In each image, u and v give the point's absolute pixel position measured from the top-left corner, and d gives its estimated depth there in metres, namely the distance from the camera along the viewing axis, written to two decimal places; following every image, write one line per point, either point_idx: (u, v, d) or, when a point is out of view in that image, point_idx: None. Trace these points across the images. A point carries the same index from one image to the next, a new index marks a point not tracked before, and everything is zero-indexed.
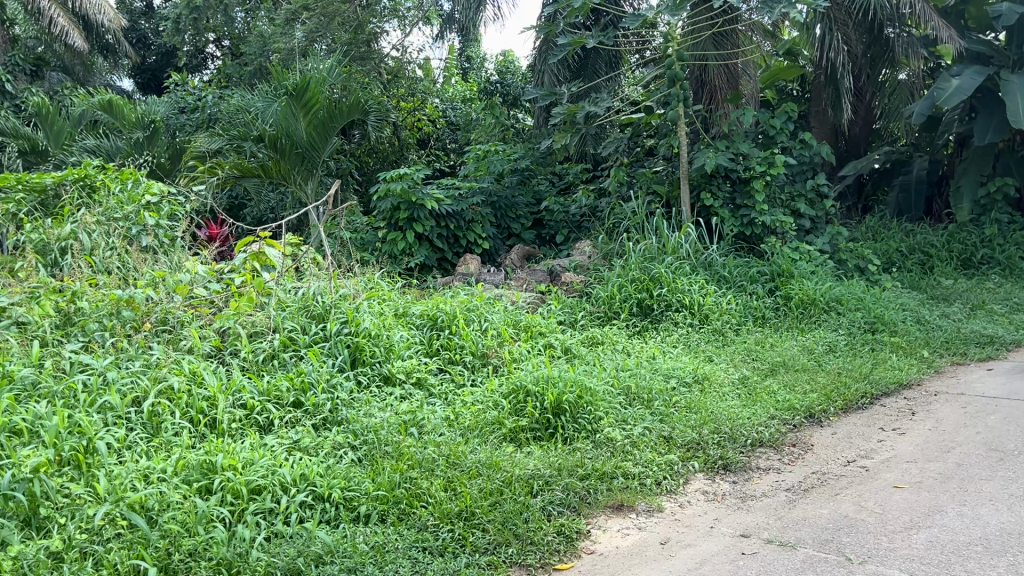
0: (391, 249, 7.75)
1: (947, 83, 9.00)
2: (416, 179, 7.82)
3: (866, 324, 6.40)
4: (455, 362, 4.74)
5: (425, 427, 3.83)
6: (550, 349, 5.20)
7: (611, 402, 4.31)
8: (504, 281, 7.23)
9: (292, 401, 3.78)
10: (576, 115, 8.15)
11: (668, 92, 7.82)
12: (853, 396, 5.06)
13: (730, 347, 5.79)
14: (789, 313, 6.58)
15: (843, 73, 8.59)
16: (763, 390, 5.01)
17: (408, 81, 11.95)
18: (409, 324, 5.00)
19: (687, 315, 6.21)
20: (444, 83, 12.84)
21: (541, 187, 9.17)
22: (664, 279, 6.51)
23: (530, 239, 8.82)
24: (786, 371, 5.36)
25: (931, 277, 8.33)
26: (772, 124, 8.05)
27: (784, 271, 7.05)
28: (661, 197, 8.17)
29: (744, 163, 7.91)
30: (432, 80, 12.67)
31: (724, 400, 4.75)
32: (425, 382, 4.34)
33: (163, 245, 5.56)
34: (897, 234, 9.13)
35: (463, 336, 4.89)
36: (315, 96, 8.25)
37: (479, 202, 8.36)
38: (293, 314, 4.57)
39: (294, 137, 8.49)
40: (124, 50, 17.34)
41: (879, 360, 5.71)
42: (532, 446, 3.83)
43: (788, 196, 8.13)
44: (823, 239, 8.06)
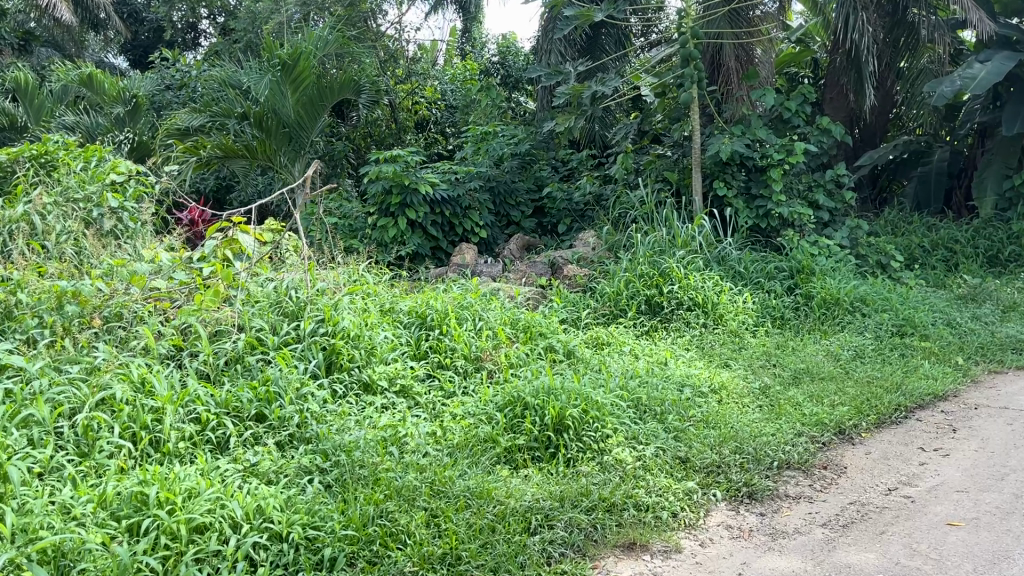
0: (381, 237, 7.24)
1: (973, 70, 8.39)
2: (409, 162, 7.28)
3: (894, 326, 5.89)
4: (444, 367, 4.24)
5: (407, 446, 3.33)
6: (551, 353, 4.69)
7: (620, 417, 3.81)
8: (501, 273, 6.73)
9: (254, 414, 3.28)
10: (582, 95, 7.62)
11: (680, 72, 7.26)
12: (885, 409, 4.58)
13: (748, 351, 5.29)
14: (810, 314, 6.08)
15: (867, 57, 8.04)
16: (787, 401, 4.53)
17: (405, 62, 11.58)
18: (395, 323, 4.50)
19: (699, 315, 5.71)
20: (444, 64, 12.34)
21: (543, 172, 8.63)
22: (676, 275, 5.99)
23: (530, 229, 8.30)
24: (812, 380, 4.87)
25: (957, 276, 7.81)
26: (791, 108, 7.52)
27: (804, 267, 6.53)
28: (671, 186, 7.66)
29: (760, 150, 7.38)
30: (431, 61, 12.18)
31: (745, 414, 4.27)
32: (410, 391, 3.85)
33: (127, 230, 5.05)
34: (919, 229, 8.62)
35: (455, 338, 4.38)
36: (305, 72, 7.75)
37: (476, 188, 7.83)
38: (263, 310, 4.07)
39: (281, 114, 7.95)
40: (115, 25, 16.81)
41: (911, 368, 5.21)
42: (531, 470, 3.35)
43: (805, 186, 7.61)
44: (843, 233, 7.53)
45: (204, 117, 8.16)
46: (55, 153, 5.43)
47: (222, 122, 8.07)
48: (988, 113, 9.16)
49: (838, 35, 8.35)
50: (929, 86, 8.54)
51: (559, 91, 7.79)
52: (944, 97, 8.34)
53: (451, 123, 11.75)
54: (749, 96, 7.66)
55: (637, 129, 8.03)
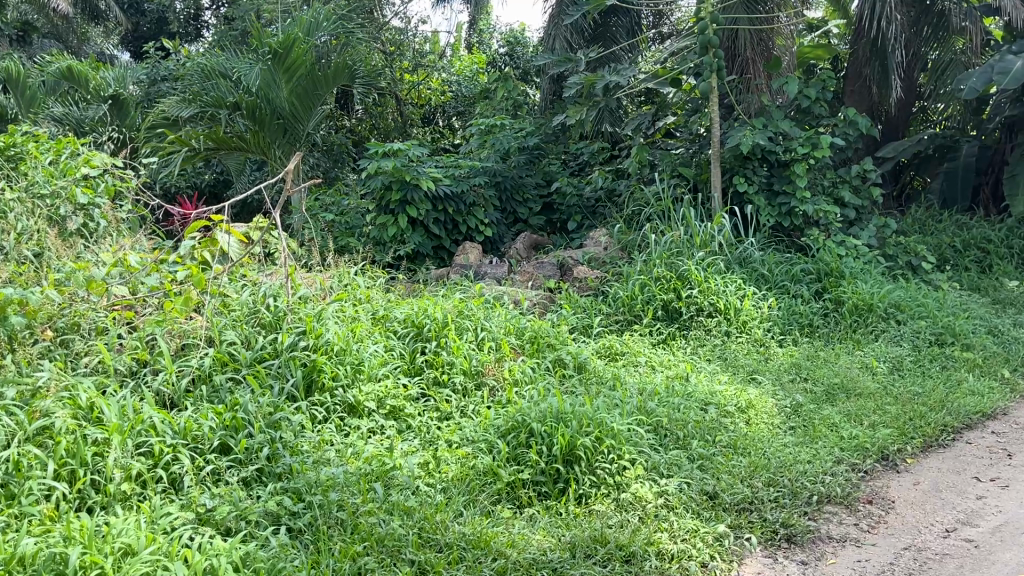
0: (379, 235, 6.77)
1: (1005, 62, 7.82)
2: (410, 156, 6.84)
3: (933, 335, 5.41)
4: (441, 384, 3.81)
5: (394, 481, 2.89)
6: (561, 367, 4.23)
7: (638, 444, 3.36)
8: (507, 274, 6.29)
9: (218, 445, 2.86)
10: (595, 85, 7.14)
11: (699, 60, 6.77)
12: (930, 429, 4.11)
13: (776, 363, 4.83)
14: (839, 323, 5.60)
15: (895, 46, 7.51)
16: (821, 420, 4.08)
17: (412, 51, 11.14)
18: (387, 334, 4.06)
19: (721, 322, 5.27)
20: (451, 56, 11.90)
21: (552, 167, 8.16)
22: (695, 278, 5.53)
23: (538, 226, 7.82)
24: (848, 396, 4.42)
25: (991, 278, 7.32)
26: (814, 97, 7.02)
27: (833, 270, 6.05)
28: (687, 181, 7.20)
29: (784, 144, 6.89)
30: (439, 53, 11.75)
31: (776, 436, 3.82)
32: (401, 412, 3.44)
33: (96, 230, 4.65)
34: (949, 228, 8.11)
35: (453, 352, 3.94)
36: (299, 60, 7.27)
37: (481, 183, 7.36)
38: (237, 321, 3.63)
39: (274, 105, 7.52)
40: (114, 15, 16.35)
41: (953, 382, 4.74)
42: (537, 511, 2.91)
43: (831, 182, 7.12)
44: (871, 232, 7.03)
45: (194, 108, 7.66)
46: (23, 144, 4.98)
47: (213, 113, 7.62)
48: (1019, 106, 8.53)
49: (865, 22, 7.81)
50: (956, 81, 8.00)
51: (568, 80, 7.32)
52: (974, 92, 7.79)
53: (458, 116, 11.30)
54: (768, 86, 7.17)
55: (651, 121, 7.56)
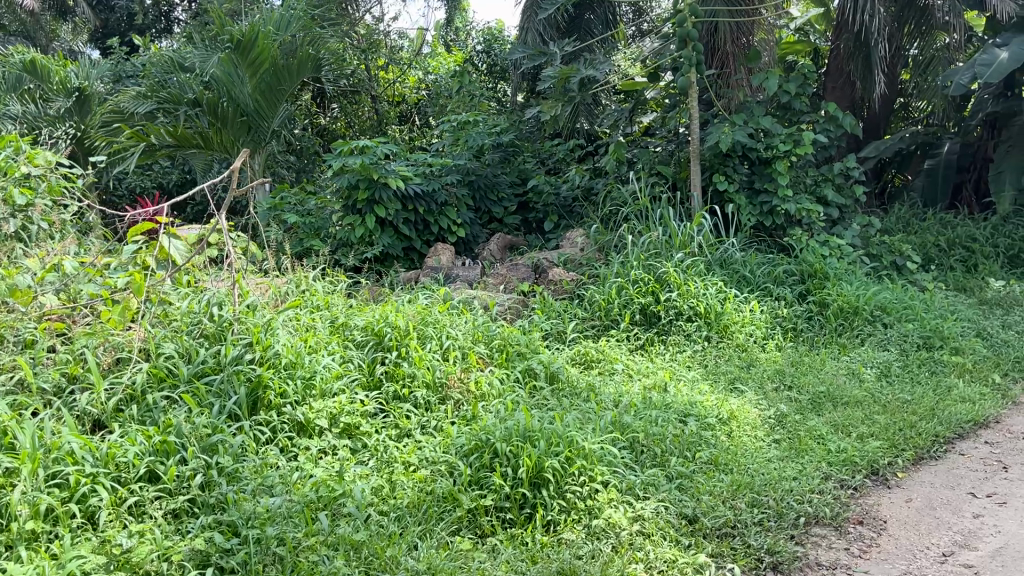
0: (347, 236, 6.48)
1: (989, 56, 7.61)
2: (378, 154, 6.56)
3: (921, 338, 5.20)
4: (402, 399, 3.54)
5: (342, 511, 2.63)
6: (531, 378, 3.97)
7: (612, 463, 3.10)
8: (479, 277, 6.02)
9: (145, 473, 2.59)
10: (570, 79, 6.89)
11: (678, 54, 6.54)
12: (921, 441, 3.90)
13: (759, 370, 4.60)
14: (823, 326, 5.38)
15: (879, 40, 7.30)
16: (806, 432, 3.85)
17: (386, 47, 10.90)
18: (345, 343, 3.79)
19: (701, 328, 5.05)
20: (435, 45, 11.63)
21: (527, 165, 7.90)
22: (674, 280, 5.30)
23: (513, 226, 7.55)
24: (835, 406, 4.20)
25: (977, 278, 7.13)
26: (795, 93, 6.81)
27: (816, 271, 5.83)
28: (666, 180, 6.97)
29: (765, 141, 6.67)
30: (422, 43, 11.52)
31: (759, 451, 3.59)
32: (356, 430, 3.18)
33: (35, 234, 4.34)
34: (933, 227, 7.93)
35: (415, 363, 3.67)
36: (264, 54, 6.95)
37: (453, 182, 7.09)
38: (177, 332, 3.35)
39: (238, 101, 7.20)
40: (82, 11, 15.85)
41: (943, 389, 4.53)
42: (499, 542, 2.65)
43: (813, 181, 6.90)
44: (854, 231, 6.82)
45: (151, 103, 7.44)
46: None
47: (171, 109, 7.43)
48: (1001, 101, 8.35)
49: (847, 16, 7.59)
50: (941, 76, 7.79)
51: (543, 74, 7.07)
52: (959, 87, 7.58)
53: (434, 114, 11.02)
54: (749, 81, 6.94)
55: (629, 117, 7.32)
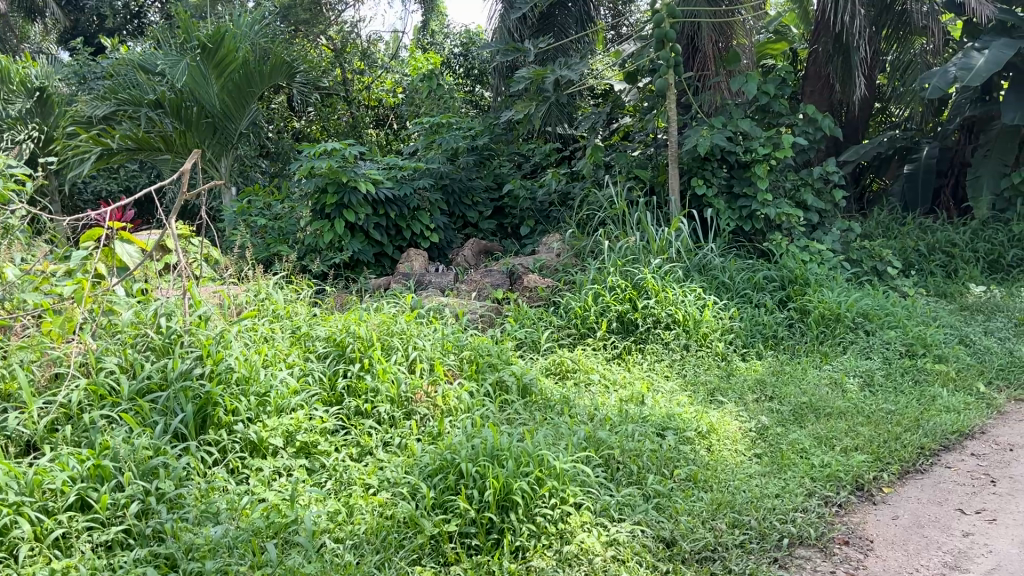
0: (315, 242, 6.27)
1: (969, 59, 7.56)
2: (347, 157, 6.36)
3: (904, 346, 5.07)
4: (364, 414, 3.34)
5: (292, 540, 2.43)
6: (502, 391, 3.77)
7: (585, 483, 2.93)
8: (452, 283, 5.84)
9: (76, 501, 2.39)
10: (545, 80, 6.74)
11: (655, 55, 6.41)
12: (906, 453, 3.76)
13: (739, 380, 4.45)
14: (805, 334, 5.23)
15: (859, 42, 7.19)
16: (789, 446, 3.71)
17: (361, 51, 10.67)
18: (305, 355, 3.59)
19: (680, 336, 4.89)
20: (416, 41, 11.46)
21: (503, 169, 7.73)
22: (652, 287, 5.14)
23: (488, 231, 7.36)
24: (818, 417, 4.05)
25: (958, 283, 7.02)
26: (775, 95, 6.69)
27: (797, 277, 5.69)
28: (644, 183, 6.83)
29: (744, 144, 6.54)
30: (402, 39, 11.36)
31: (740, 466, 3.44)
32: (313, 449, 3.00)
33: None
34: (913, 231, 7.83)
35: (379, 376, 3.47)
36: (231, 55, 6.77)
37: (426, 186, 6.89)
38: (122, 345, 3.14)
39: (203, 102, 6.96)
40: (51, 12, 15.48)
41: (926, 399, 4.40)
42: (464, 571, 2.45)
43: (792, 185, 6.78)
44: (834, 236, 6.69)
45: (110, 104, 7.04)
46: None
47: (130, 112, 7.02)
48: (979, 106, 8.29)
49: (827, 17, 7.49)
50: (921, 78, 7.72)
51: (518, 75, 6.90)
52: (938, 89, 7.52)
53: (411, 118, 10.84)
54: (727, 83, 6.81)
55: (607, 119, 7.18)
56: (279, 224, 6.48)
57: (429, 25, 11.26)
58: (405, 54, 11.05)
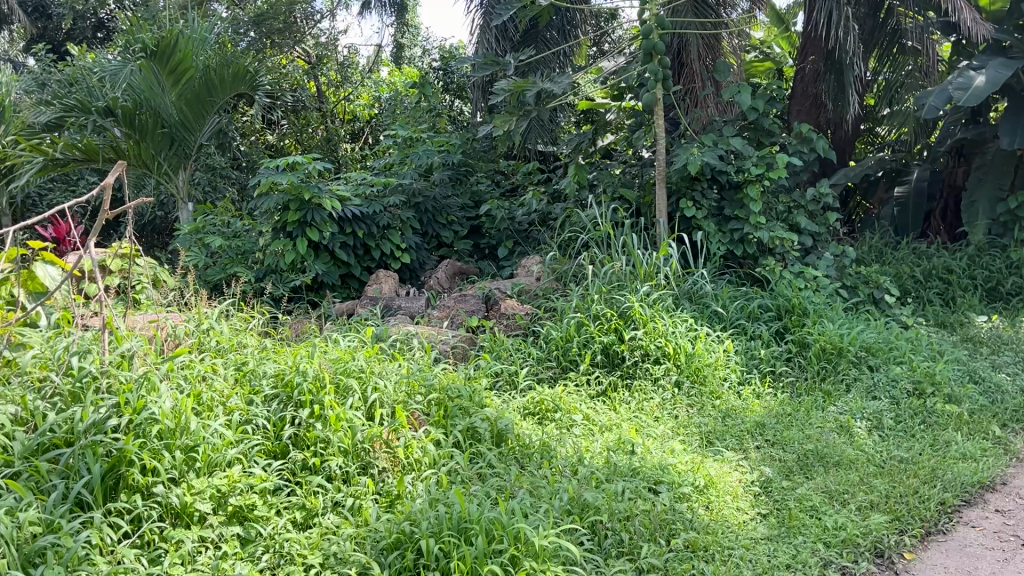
0: (276, 263, 5.80)
1: (966, 78, 7.20)
2: (310, 171, 5.90)
3: (912, 384, 4.68)
4: (313, 470, 2.88)
5: None
6: (474, 440, 3.30)
7: (568, 560, 2.48)
8: (424, 309, 5.38)
9: None
10: (526, 92, 6.32)
11: (642, 68, 6.02)
12: (927, 511, 3.36)
13: (736, 424, 4.04)
14: (805, 370, 4.84)
15: (854, 59, 6.85)
16: (797, 503, 3.30)
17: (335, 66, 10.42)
18: (248, 398, 3.13)
19: (670, 371, 4.48)
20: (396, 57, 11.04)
21: (481, 186, 7.30)
22: (641, 317, 4.72)
23: (464, 252, 6.91)
24: (825, 468, 3.65)
25: (958, 312, 6.65)
26: (768, 113, 6.32)
27: (795, 307, 5.29)
28: (630, 204, 6.44)
29: (735, 163, 6.15)
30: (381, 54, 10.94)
31: (744, 529, 3.02)
32: (248, 515, 2.55)
33: None
34: (909, 257, 7.47)
35: (330, 425, 3.01)
36: (187, 61, 6.36)
37: (398, 203, 6.44)
38: (23, 389, 2.65)
39: (158, 110, 6.50)
40: (16, 20, 14.84)
41: (940, 446, 4.01)
42: None
43: (785, 207, 6.40)
44: (829, 262, 6.31)
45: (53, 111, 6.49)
46: None
47: (77, 119, 6.47)
48: (971, 128, 7.98)
49: (821, 32, 7.15)
50: (916, 98, 7.36)
51: (496, 88, 6.48)
52: (934, 110, 7.15)
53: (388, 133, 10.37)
54: (717, 99, 6.44)
55: (592, 137, 6.79)
56: (237, 243, 6.00)
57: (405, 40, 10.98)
58: (384, 69, 10.81)
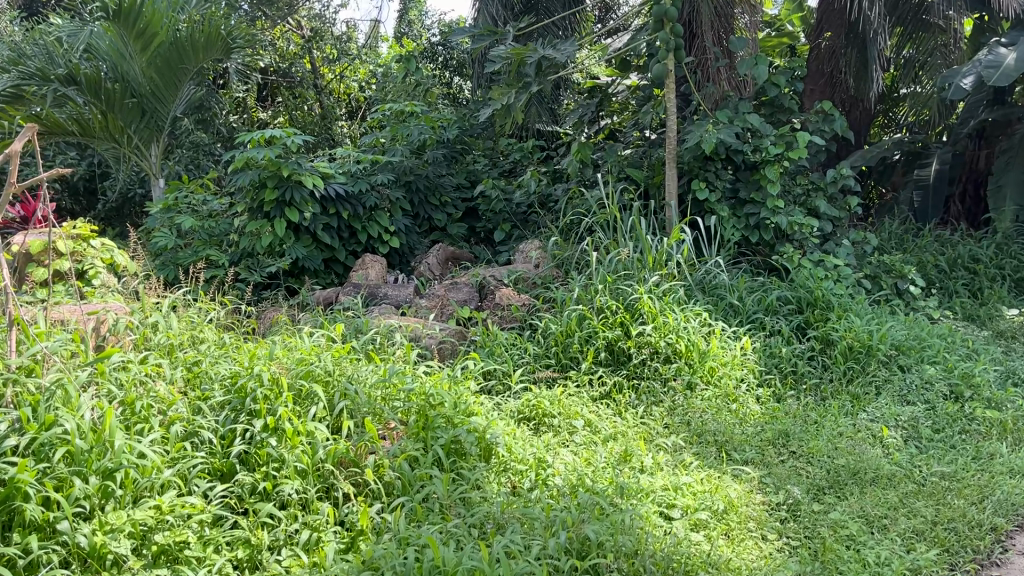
0: (251, 246, 5.34)
1: (996, 55, 6.53)
2: (289, 146, 5.40)
3: (948, 387, 4.20)
4: (264, 495, 2.44)
5: None
6: (457, 456, 2.84)
7: None
8: (411, 298, 4.91)
9: None
10: (524, 61, 5.81)
11: (652, 36, 5.51)
12: (978, 539, 2.90)
13: (757, 432, 3.58)
14: (829, 370, 4.39)
15: (880, 31, 6.31)
16: (831, 532, 2.87)
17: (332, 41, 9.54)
18: (195, 406, 2.69)
19: (681, 371, 4.02)
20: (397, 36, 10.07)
21: (478, 166, 6.81)
22: (649, 310, 4.25)
23: (458, 236, 6.43)
24: (861, 487, 3.20)
25: (989, 304, 6.16)
26: (787, 89, 5.82)
27: (817, 300, 4.83)
28: (637, 186, 5.96)
29: (752, 142, 5.65)
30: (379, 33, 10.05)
31: (771, 565, 2.58)
32: (178, 556, 2.11)
33: None
34: (933, 245, 6.99)
35: (287, 440, 2.56)
36: (156, 25, 5.87)
37: (385, 182, 5.97)
38: None
39: (126, 79, 6.09)
40: None
41: (985, 459, 3.55)
42: None
43: (804, 190, 5.91)
44: (851, 249, 5.82)
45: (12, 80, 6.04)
46: None
47: (36, 87, 5.94)
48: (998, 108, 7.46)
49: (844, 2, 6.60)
50: (941, 77, 6.67)
51: (494, 58, 5.99)
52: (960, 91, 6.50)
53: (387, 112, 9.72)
54: (732, 73, 5.93)
55: (597, 112, 6.30)
56: (211, 224, 5.54)
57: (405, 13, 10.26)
58: (383, 46, 9.99)
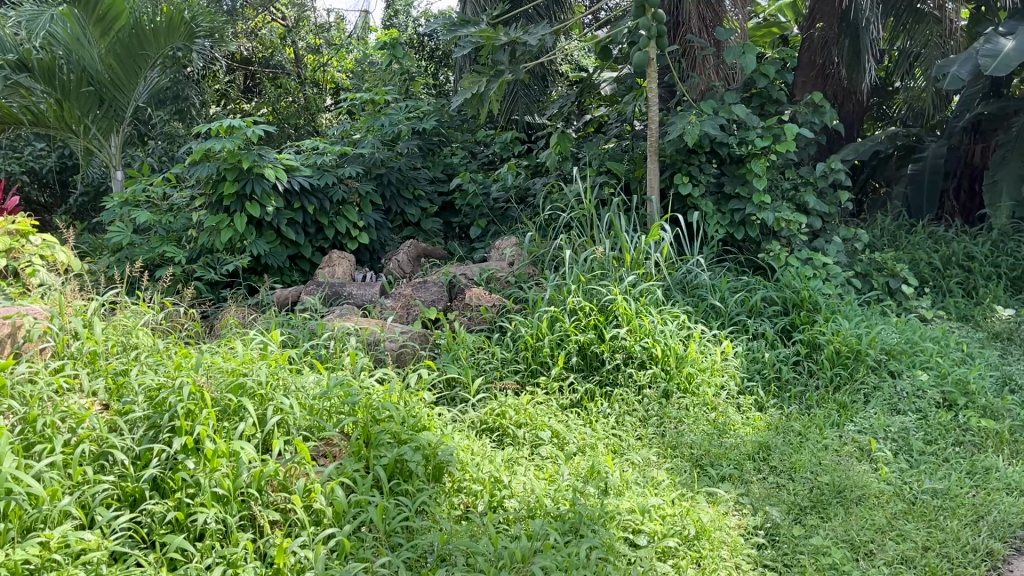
0: (210, 242, 5.07)
1: (993, 45, 6.22)
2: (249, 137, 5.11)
3: (941, 394, 3.96)
4: (177, 526, 2.18)
5: None
6: (403, 478, 2.59)
7: None
8: (376, 297, 4.65)
9: None
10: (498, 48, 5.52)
11: (633, 23, 5.24)
12: (972, 567, 2.64)
13: (736, 445, 3.34)
14: (816, 375, 4.14)
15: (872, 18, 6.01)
16: (811, 560, 2.63)
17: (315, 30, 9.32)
18: (111, 423, 2.43)
19: (657, 377, 3.77)
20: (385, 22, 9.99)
21: (456, 158, 6.54)
22: (625, 312, 4.00)
23: (433, 232, 6.16)
24: (845, 507, 2.96)
25: (985, 304, 5.91)
26: (775, 79, 5.55)
27: (804, 301, 4.58)
28: (619, 179, 5.70)
29: (737, 134, 5.38)
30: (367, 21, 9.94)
31: None
32: None
33: None
34: (927, 242, 6.75)
35: (206, 463, 2.30)
36: (117, 8, 5.62)
37: (354, 175, 5.70)
38: None
39: (83, 66, 5.78)
40: None
41: (979, 473, 3.30)
42: None
43: (792, 185, 5.65)
44: (840, 246, 5.57)
45: None
46: None
47: None
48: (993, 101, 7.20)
49: None
50: (935, 68, 6.38)
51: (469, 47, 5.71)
52: (955, 83, 6.22)
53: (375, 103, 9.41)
54: (718, 62, 5.65)
55: (577, 102, 6.03)
56: (169, 219, 5.27)
57: (393, 3, 9.94)
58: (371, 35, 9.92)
